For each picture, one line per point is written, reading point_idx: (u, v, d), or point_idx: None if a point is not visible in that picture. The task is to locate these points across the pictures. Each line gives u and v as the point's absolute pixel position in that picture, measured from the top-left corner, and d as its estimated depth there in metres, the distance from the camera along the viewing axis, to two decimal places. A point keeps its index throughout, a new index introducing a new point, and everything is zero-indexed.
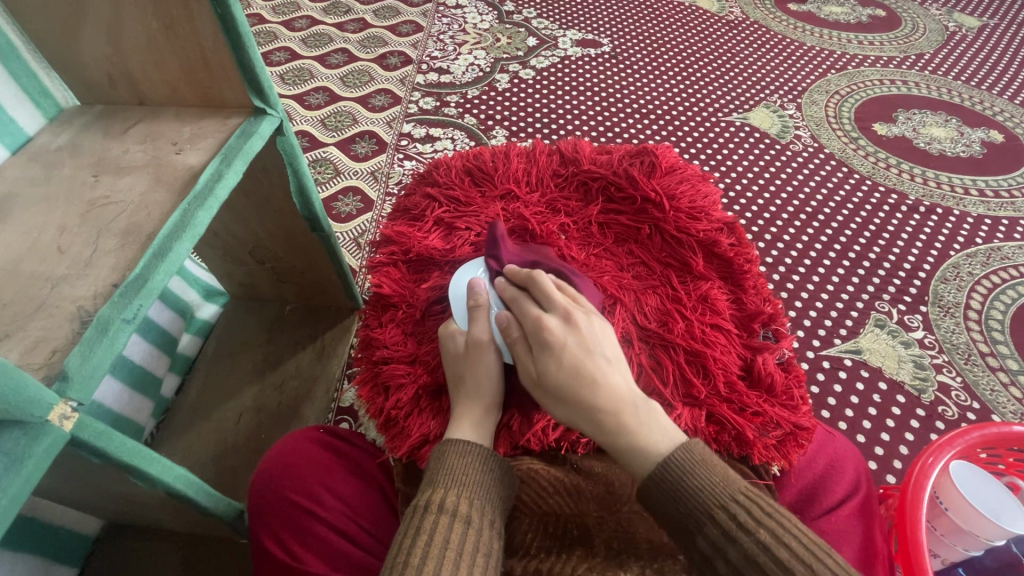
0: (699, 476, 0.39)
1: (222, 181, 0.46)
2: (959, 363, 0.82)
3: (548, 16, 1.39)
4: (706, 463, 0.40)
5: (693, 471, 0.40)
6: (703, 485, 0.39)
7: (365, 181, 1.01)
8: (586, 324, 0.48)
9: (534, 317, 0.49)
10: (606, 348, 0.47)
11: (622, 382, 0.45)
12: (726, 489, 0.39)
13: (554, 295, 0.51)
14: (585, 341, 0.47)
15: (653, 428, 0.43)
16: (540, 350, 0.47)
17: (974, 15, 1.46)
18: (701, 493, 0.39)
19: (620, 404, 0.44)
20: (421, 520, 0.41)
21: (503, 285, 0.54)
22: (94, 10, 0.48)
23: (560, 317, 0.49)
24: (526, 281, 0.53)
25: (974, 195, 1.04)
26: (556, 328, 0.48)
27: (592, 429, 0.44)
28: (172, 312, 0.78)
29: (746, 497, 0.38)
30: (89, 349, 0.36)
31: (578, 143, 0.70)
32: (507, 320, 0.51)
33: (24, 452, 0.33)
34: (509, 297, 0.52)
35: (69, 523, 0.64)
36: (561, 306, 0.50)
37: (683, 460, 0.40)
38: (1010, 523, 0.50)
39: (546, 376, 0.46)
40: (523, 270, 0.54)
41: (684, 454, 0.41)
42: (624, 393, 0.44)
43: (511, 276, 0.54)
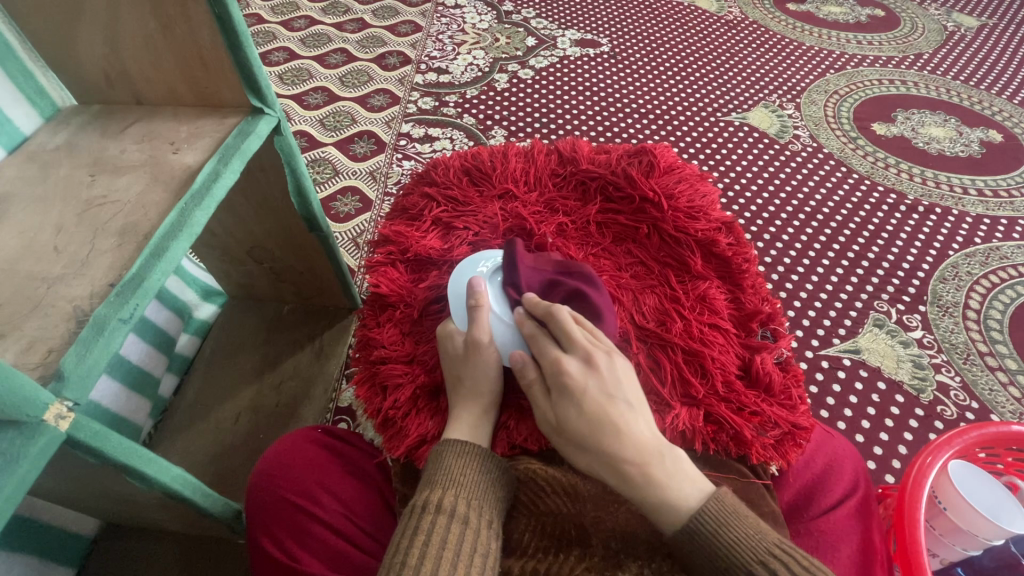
0: (734, 529, 0.41)
1: (219, 181, 0.46)
2: (958, 363, 0.82)
3: (547, 16, 1.39)
4: (737, 514, 0.42)
5: (728, 524, 0.41)
6: (739, 539, 0.40)
7: (364, 181, 1.01)
8: (607, 366, 0.47)
9: (553, 358, 0.47)
10: (628, 392, 0.46)
11: (645, 430, 0.44)
12: (761, 541, 0.41)
13: (574, 333, 0.48)
14: (607, 385, 0.46)
15: (680, 479, 0.43)
16: (560, 395, 0.46)
17: (974, 15, 1.46)
18: (740, 549, 0.40)
19: (646, 455, 0.43)
20: (419, 520, 0.41)
21: (521, 318, 0.51)
22: (91, 9, 0.48)
23: (581, 359, 0.47)
24: (545, 316, 0.50)
25: (972, 194, 1.04)
26: (576, 372, 0.46)
27: (615, 480, 0.43)
28: (170, 312, 0.78)
29: (782, 550, 0.40)
30: (85, 349, 0.36)
31: (577, 143, 0.70)
32: (523, 361, 0.49)
33: (20, 452, 0.33)
34: (527, 333, 0.50)
35: (66, 525, 0.64)
36: (581, 346, 0.48)
37: (718, 512, 0.41)
38: (1010, 523, 0.50)
39: (567, 425, 0.45)
40: (542, 302, 0.51)
41: (717, 506, 0.42)
42: (649, 443, 0.43)
43: (529, 307, 0.52)
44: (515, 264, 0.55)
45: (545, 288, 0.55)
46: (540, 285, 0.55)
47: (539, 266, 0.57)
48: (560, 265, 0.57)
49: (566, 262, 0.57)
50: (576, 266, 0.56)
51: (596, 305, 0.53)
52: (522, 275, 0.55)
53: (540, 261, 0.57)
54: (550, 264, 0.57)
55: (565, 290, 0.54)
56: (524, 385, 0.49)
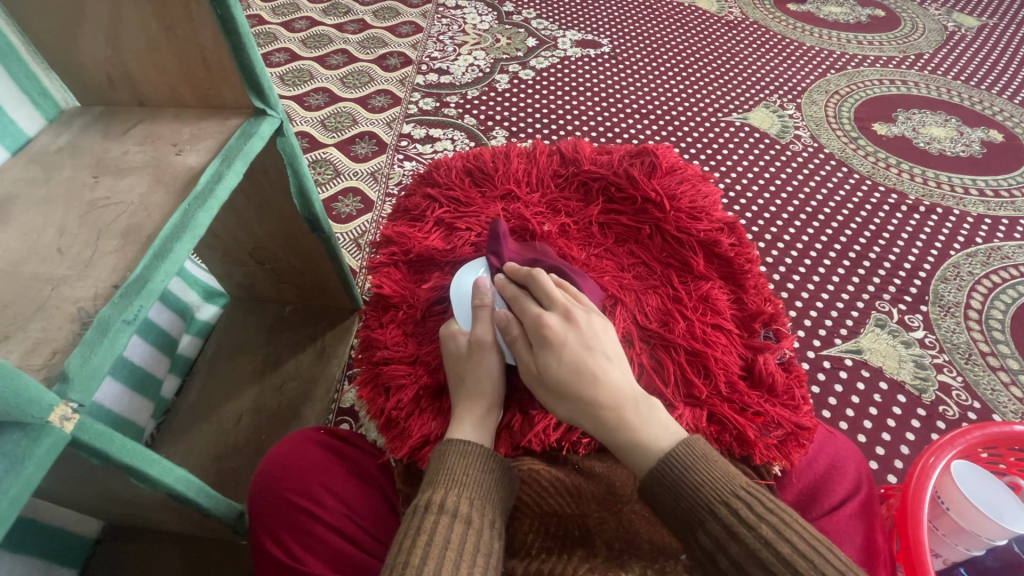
0: (699, 469, 0.40)
1: (223, 182, 0.46)
2: (959, 363, 0.82)
3: (547, 16, 1.39)
4: (705, 457, 0.41)
5: (695, 465, 0.40)
6: (704, 480, 0.39)
7: (365, 181, 1.01)
8: (586, 321, 0.49)
9: (534, 314, 0.49)
10: (606, 345, 0.48)
11: (622, 379, 0.46)
12: (728, 483, 0.39)
13: (553, 291, 0.50)
14: (586, 338, 0.47)
15: (654, 424, 0.43)
16: (540, 346, 0.47)
17: (973, 15, 1.46)
18: (704, 488, 0.39)
19: (620, 401, 0.44)
20: (421, 520, 0.41)
21: (502, 282, 0.53)
22: (94, 11, 0.48)
23: (560, 314, 0.49)
24: (526, 278, 0.52)
25: (973, 195, 1.04)
26: (556, 325, 0.48)
27: (592, 425, 0.44)
28: (172, 312, 0.78)
29: (747, 492, 0.38)
30: (90, 350, 0.36)
31: (578, 143, 0.70)
32: (507, 319, 0.50)
33: (25, 454, 0.33)
34: (509, 295, 0.52)
35: (68, 525, 0.64)
36: (561, 303, 0.50)
37: (685, 455, 0.41)
38: (1010, 522, 0.50)
39: (547, 374, 0.46)
40: (523, 268, 0.53)
41: (686, 450, 0.41)
42: (625, 390, 0.45)
43: (511, 274, 0.54)
44: (501, 237, 0.57)
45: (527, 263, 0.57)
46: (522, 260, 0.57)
47: (523, 249, 0.59)
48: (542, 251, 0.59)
49: (548, 252, 0.59)
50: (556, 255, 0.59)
51: (577, 285, 0.55)
52: (505, 246, 0.57)
53: (524, 247, 0.60)
54: (533, 250, 0.59)
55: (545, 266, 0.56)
56: (507, 341, 0.50)
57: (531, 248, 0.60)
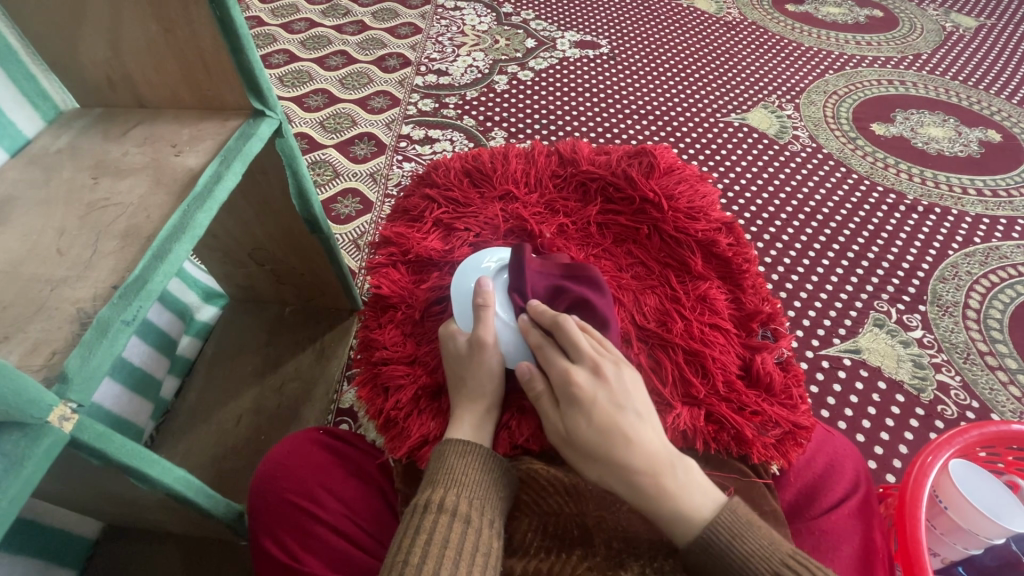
0: (746, 539, 0.41)
1: (222, 183, 0.47)
2: (958, 363, 0.82)
3: (546, 17, 1.39)
4: (750, 524, 0.42)
5: (742, 535, 0.41)
6: (752, 550, 0.41)
7: (364, 182, 1.01)
8: (616, 377, 0.47)
9: (561, 369, 0.47)
10: (637, 402, 0.47)
11: (655, 440, 0.45)
12: (775, 552, 0.41)
13: (581, 343, 0.48)
14: (617, 396, 0.46)
15: (691, 490, 0.43)
16: (570, 406, 0.46)
17: (971, 15, 1.47)
18: (755, 559, 0.40)
19: (657, 466, 0.43)
20: (421, 519, 0.41)
21: (526, 326, 0.51)
22: (93, 12, 0.49)
23: (589, 369, 0.47)
24: (551, 325, 0.50)
25: (971, 194, 1.04)
26: (586, 383, 0.46)
27: (627, 491, 0.43)
28: (172, 314, 0.78)
29: (796, 561, 0.40)
30: (89, 351, 0.36)
31: (576, 143, 0.71)
32: (531, 372, 0.49)
33: (24, 454, 0.33)
34: (533, 343, 0.50)
35: (67, 527, 0.64)
36: (589, 356, 0.48)
37: (731, 523, 0.42)
38: (1009, 521, 0.50)
39: (577, 436, 0.45)
40: (547, 310, 0.51)
41: (730, 516, 0.42)
42: (660, 454, 0.44)
43: (535, 315, 0.51)
44: (524, 270, 0.54)
45: (551, 295, 0.54)
46: (545, 291, 0.55)
47: (546, 269, 0.56)
48: (566, 268, 0.56)
49: (572, 267, 0.56)
50: (583, 268, 0.55)
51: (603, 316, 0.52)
52: (528, 280, 0.54)
53: (546, 263, 0.56)
54: (557, 266, 0.56)
55: (569, 299, 0.53)
56: (531, 396, 0.49)
57: (553, 263, 0.57)
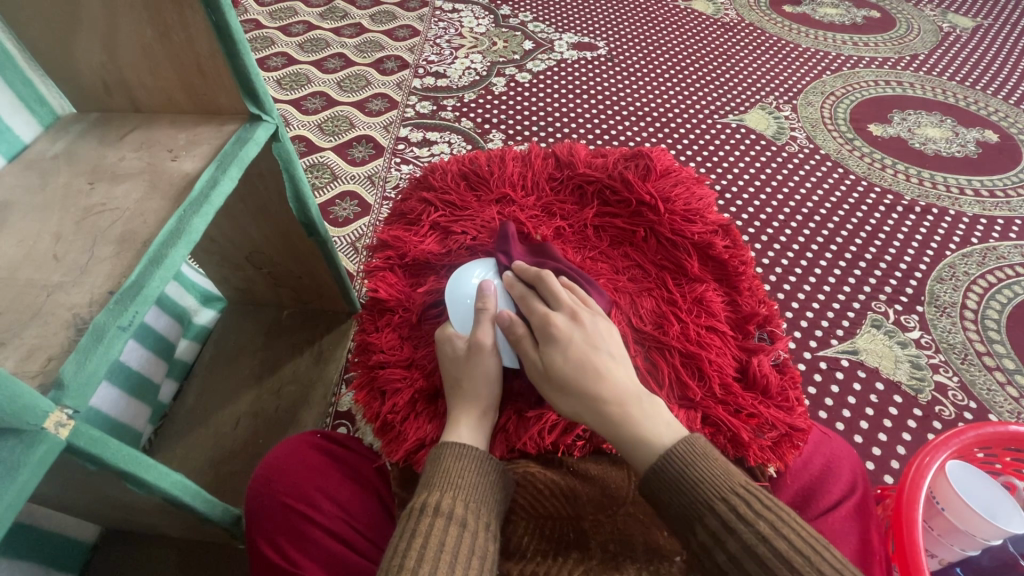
0: (699, 467, 0.40)
1: (217, 188, 0.46)
2: (955, 363, 0.82)
3: (544, 19, 1.39)
4: (706, 456, 0.41)
5: (694, 464, 0.40)
6: (704, 477, 0.39)
7: (362, 185, 1.01)
8: (592, 323, 0.50)
9: (541, 313, 0.50)
10: (611, 345, 0.48)
11: (626, 378, 0.46)
12: (726, 480, 0.39)
13: (561, 293, 0.51)
14: (592, 337, 0.48)
15: (657, 421, 0.44)
16: (546, 344, 0.48)
17: (968, 15, 1.47)
18: (703, 485, 0.39)
19: (624, 397, 0.45)
20: (416, 522, 0.41)
21: (510, 281, 0.54)
22: (88, 18, 0.49)
23: (567, 314, 0.50)
24: (535, 279, 0.53)
25: (968, 195, 1.04)
26: (562, 325, 0.49)
27: (595, 419, 0.45)
28: (170, 317, 0.78)
29: (746, 490, 0.39)
30: (84, 356, 0.36)
31: (573, 147, 0.71)
32: (511, 320, 0.51)
33: (19, 460, 0.33)
34: (517, 294, 0.53)
35: (64, 530, 0.64)
36: (568, 304, 0.51)
37: (685, 452, 0.41)
38: (1007, 523, 0.51)
39: (552, 368, 0.47)
40: (531, 269, 0.55)
41: (687, 447, 0.41)
42: (628, 388, 0.45)
43: (519, 273, 0.55)
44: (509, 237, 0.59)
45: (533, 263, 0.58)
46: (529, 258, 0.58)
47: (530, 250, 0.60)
48: (547, 252, 0.59)
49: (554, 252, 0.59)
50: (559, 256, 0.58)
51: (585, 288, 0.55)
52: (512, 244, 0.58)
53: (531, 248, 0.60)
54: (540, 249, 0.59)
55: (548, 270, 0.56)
56: (512, 340, 0.51)
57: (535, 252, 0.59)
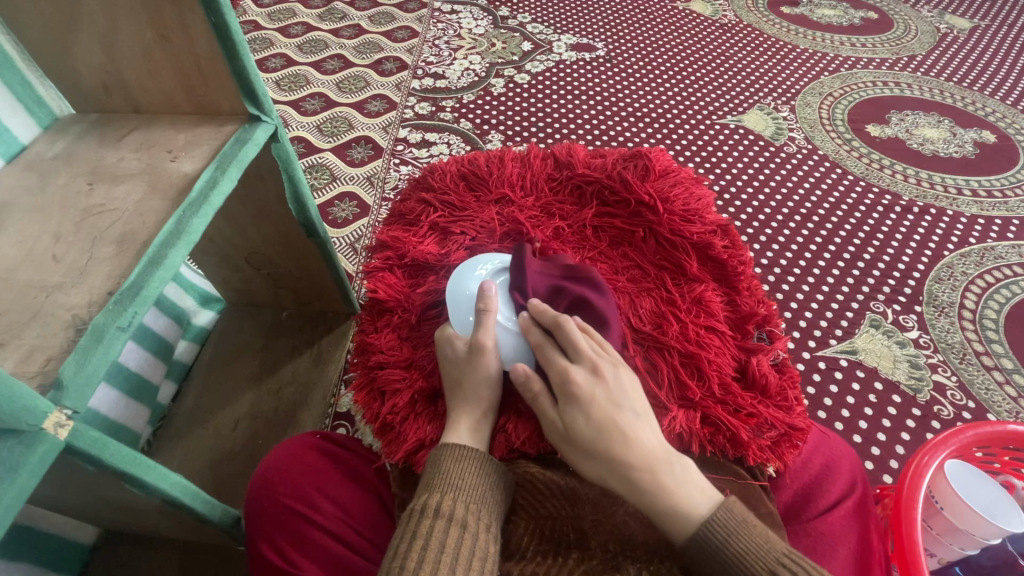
0: (743, 537, 0.41)
1: (217, 189, 0.46)
2: (954, 363, 0.82)
3: (542, 20, 1.40)
4: (745, 522, 0.42)
5: (737, 533, 0.41)
6: (748, 548, 0.40)
7: (361, 186, 1.01)
8: (614, 377, 0.48)
9: (561, 368, 0.48)
10: (634, 401, 0.47)
11: (653, 437, 0.45)
12: (770, 550, 0.41)
13: (580, 343, 0.49)
14: (615, 394, 0.47)
15: (688, 487, 0.43)
16: (568, 404, 0.46)
17: (965, 16, 1.47)
18: (749, 558, 0.40)
19: (654, 463, 0.43)
20: (417, 524, 0.41)
21: (527, 325, 0.51)
22: (88, 18, 0.49)
23: (588, 369, 0.48)
24: (552, 326, 0.50)
25: (966, 195, 1.05)
26: (584, 382, 0.47)
27: (625, 488, 0.43)
28: (169, 319, 0.78)
29: (791, 559, 0.40)
30: (84, 357, 0.36)
31: (572, 147, 0.71)
32: (525, 375, 0.48)
33: (19, 461, 0.33)
34: (533, 342, 0.51)
35: (63, 532, 0.64)
36: (588, 356, 0.48)
37: (726, 520, 0.41)
38: (1006, 522, 0.50)
39: (575, 433, 0.45)
40: (548, 310, 0.52)
41: (726, 514, 0.42)
42: (658, 451, 0.44)
43: (535, 313, 0.52)
44: (525, 268, 0.55)
45: (551, 294, 0.55)
46: (546, 291, 0.55)
47: (547, 270, 0.57)
48: (567, 269, 0.56)
49: (574, 267, 0.56)
50: (584, 270, 0.56)
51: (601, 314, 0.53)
52: (529, 279, 0.55)
53: (548, 265, 0.57)
54: (558, 267, 0.57)
55: (568, 296, 0.54)
56: (529, 397, 0.48)
57: (554, 265, 0.57)
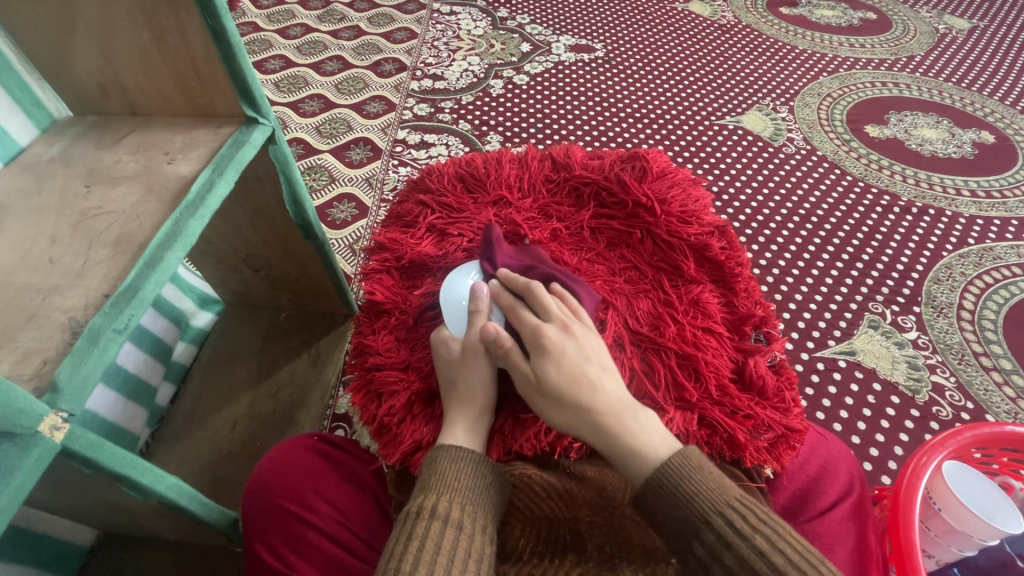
0: (694, 481, 0.40)
1: (214, 191, 0.46)
2: (953, 364, 0.82)
3: (541, 21, 1.40)
4: (700, 467, 0.41)
5: (690, 476, 0.40)
6: (700, 490, 0.39)
7: (360, 188, 1.01)
8: (583, 334, 0.49)
9: (531, 324, 0.50)
10: (602, 357, 0.48)
11: (619, 389, 0.46)
12: (722, 494, 0.39)
13: (551, 304, 0.51)
14: (583, 348, 0.48)
15: (652, 433, 0.44)
16: (538, 356, 0.48)
17: (964, 17, 1.47)
18: (699, 499, 0.39)
19: (620, 408, 0.45)
20: (412, 526, 0.41)
21: (498, 291, 0.54)
22: (84, 20, 0.49)
23: (558, 326, 0.50)
24: (524, 290, 0.53)
25: (965, 196, 1.05)
26: (554, 335, 0.49)
27: (590, 432, 0.44)
28: (166, 320, 0.78)
29: (741, 503, 0.39)
30: (80, 360, 0.36)
31: (570, 149, 0.71)
32: (496, 333, 0.50)
33: (14, 464, 0.33)
34: (504, 305, 0.53)
35: (60, 534, 0.64)
36: (559, 316, 0.50)
37: (680, 465, 0.41)
38: (1004, 523, 0.50)
39: (544, 381, 0.46)
40: (519, 279, 0.54)
41: (681, 460, 0.41)
42: (623, 399, 0.45)
43: (506, 282, 0.54)
44: (494, 244, 0.58)
45: (521, 269, 0.57)
46: (516, 265, 0.57)
47: (518, 254, 0.59)
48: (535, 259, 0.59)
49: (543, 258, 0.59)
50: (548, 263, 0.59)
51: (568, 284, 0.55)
52: (498, 252, 0.58)
53: (517, 253, 0.60)
54: (529, 257, 0.59)
55: (538, 275, 0.56)
56: (500, 352, 0.49)
57: (527, 254, 0.60)
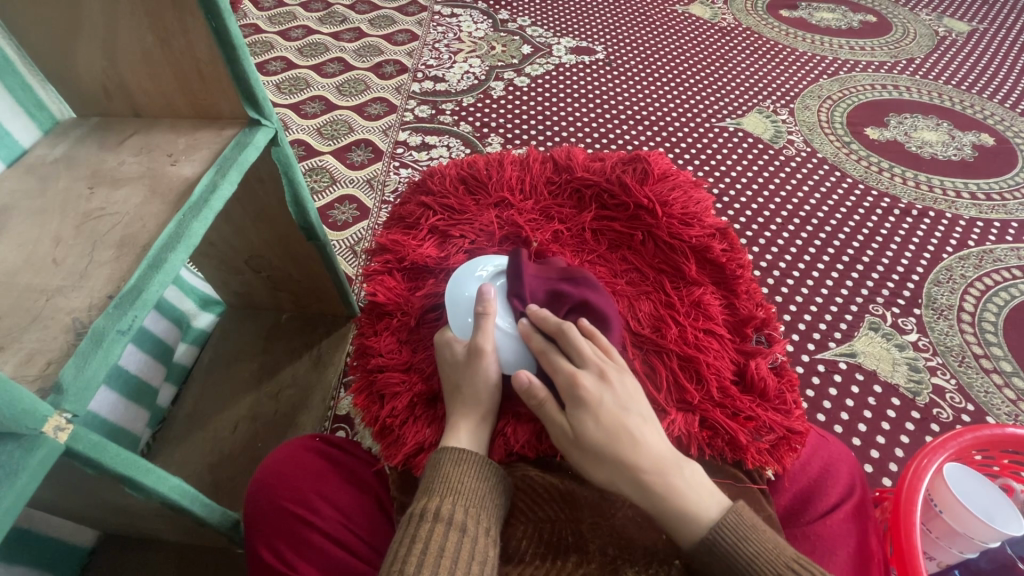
0: (751, 541, 0.41)
1: (217, 192, 0.47)
2: (953, 366, 0.82)
3: (542, 24, 1.40)
4: (755, 527, 0.42)
5: (747, 537, 0.41)
6: (758, 552, 0.41)
7: (361, 189, 1.01)
8: (620, 381, 0.48)
9: (566, 373, 0.48)
10: (640, 405, 0.47)
11: (660, 441, 0.45)
12: (780, 555, 0.41)
13: (585, 348, 0.49)
14: (621, 398, 0.47)
15: (698, 490, 0.44)
16: (576, 409, 0.46)
17: (963, 20, 1.48)
18: (759, 561, 0.40)
19: (664, 466, 0.44)
20: (416, 528, 0.41)
21: (528, 331, 0.51)
22: (89, 22, 0.49)
23: (594, 373, 0.48)
24: (556, 332, 0.50)
25: (964, 198, 1.05)
26: (591, 386, 0.47)
27: (635, 491, 0.44)
28: (168, 321, 0.78)
29: (801, 565, 0.40)
30: (84, 361, 0.36)
31: (571, 151, 0.71)
32: (529, 382, 0.48)
33: (19, 464, 0.33)
34: (536, 348, 0.51)
35: (61, 536, 0.64)
36: (594, 361, 0.49)
37: (736, 525, 0.42)
38: (1005, 525, 0.50)
39: (584, 437, 0.45)
40: (550, 317, 0.52)
41: (735, 519, 0.42)
42: (665, 454, 0.44)
43: (536, 319, 0.52)
44: (521, 275, 0.55)
45: (550, 299, 0.55)
46: (545, 296, 0.55)
47: (545, 273, 0.57)
48: (563, 271, 0.56)
49: (565, 269, 0.57)
50: (579, 273, 0.56)
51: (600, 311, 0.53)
52: (527, 284, 0.55)
53: (545, 269, 0.57)
54: (554, 270, 0.57)
55: (570, 301, 0.54)
56: (534, 403, 0.48)
57: (551, 267, 0.57)
